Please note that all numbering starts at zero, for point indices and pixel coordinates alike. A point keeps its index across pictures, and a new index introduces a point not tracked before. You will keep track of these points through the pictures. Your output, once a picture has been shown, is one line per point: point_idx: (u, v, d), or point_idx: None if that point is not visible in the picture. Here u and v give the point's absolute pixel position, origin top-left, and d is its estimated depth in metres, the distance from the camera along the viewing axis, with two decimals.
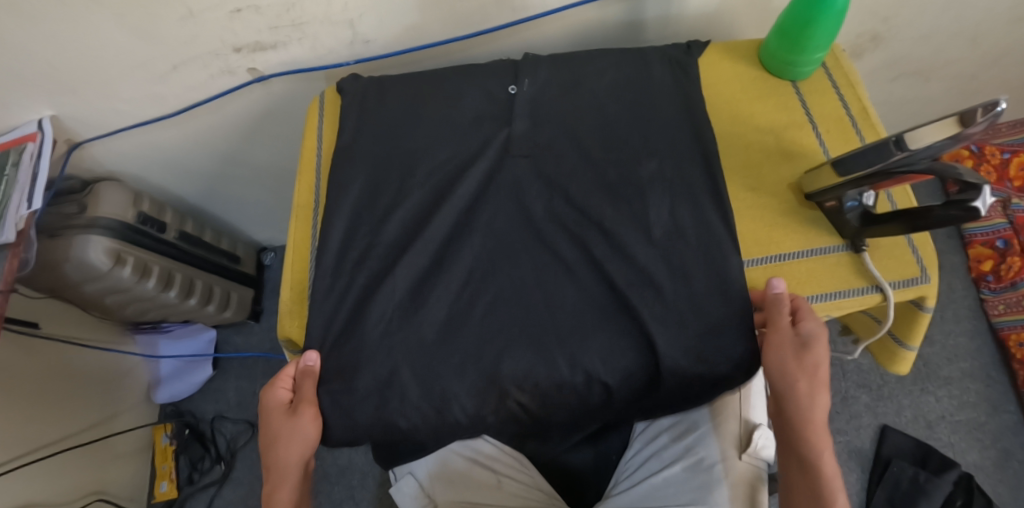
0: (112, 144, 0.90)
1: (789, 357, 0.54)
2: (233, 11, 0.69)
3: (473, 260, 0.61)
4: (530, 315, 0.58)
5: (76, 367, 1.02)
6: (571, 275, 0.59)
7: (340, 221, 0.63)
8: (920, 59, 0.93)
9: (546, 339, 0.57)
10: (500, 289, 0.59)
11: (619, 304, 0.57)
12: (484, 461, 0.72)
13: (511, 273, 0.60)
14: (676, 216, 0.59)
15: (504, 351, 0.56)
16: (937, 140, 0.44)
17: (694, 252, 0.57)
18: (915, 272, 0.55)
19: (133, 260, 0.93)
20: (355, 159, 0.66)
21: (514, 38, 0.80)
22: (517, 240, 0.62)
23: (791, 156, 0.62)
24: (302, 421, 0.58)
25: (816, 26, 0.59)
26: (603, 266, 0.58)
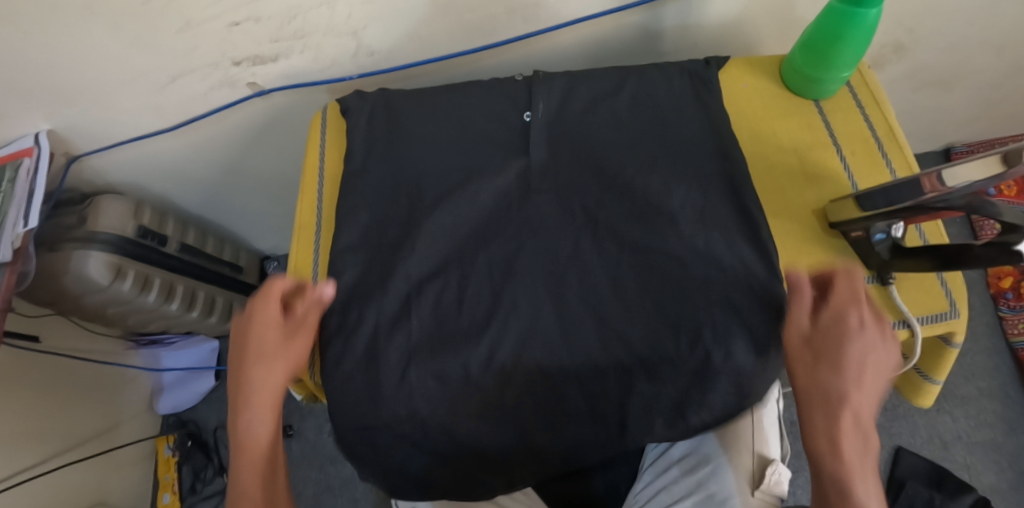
0: (111, 156, 0.88)
1: (811, 328, 0.51)
2: (231, 24, 0.67)
3: (500, 296, 0.59)
4: (560, 357, 0.56)
5: (78, 380, 1.01)
6: (607, 313, 0.57)
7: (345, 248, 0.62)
8: (942, 70, 0.91)
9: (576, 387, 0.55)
10: (528, 329, 0.57)
11: (654, 344, 0.55)
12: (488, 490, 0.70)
13: (537, 309, 0.58)
14: (710, 247, 0.57)
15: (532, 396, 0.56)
16: (978, 180, 0.42)
17: (729, 289, 0.55)
18: (944, 306, 0.53)
19: (133, 273, 0.91)
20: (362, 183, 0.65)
21: (524, 50, 0.77)
22: (547, 273, 0.60)
23: (815, 178, 0.60)
24: (297, 344, 0.56)
25: (842, 42, 0.56)
26: (614, 319, 0.56)
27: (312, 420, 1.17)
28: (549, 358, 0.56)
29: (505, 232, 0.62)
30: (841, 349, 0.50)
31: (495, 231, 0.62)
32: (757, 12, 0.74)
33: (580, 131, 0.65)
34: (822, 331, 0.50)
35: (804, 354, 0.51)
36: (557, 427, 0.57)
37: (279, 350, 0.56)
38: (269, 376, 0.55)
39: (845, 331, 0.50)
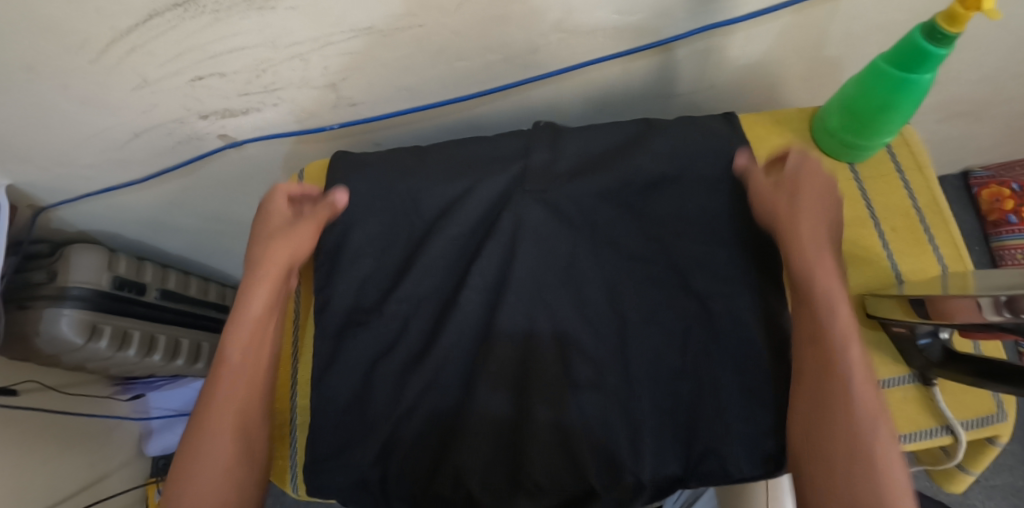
0: (80, 207, 0.81)
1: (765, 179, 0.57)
2: (193, 79, 0.60)
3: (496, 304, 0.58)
4: (553, 362, 0.56)
5: (64, 431, 0.96)
6: (596, 317, 0.57)
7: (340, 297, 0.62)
8: (972, 102, 0.84)
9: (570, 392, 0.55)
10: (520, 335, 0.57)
11: (653, 354, 0.55)
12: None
13: (535, 315, 0.57)
14: (713, 274, 0.57)
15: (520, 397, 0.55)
16: None
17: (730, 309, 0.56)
18: (990, 408, 0.49)
19: (110, 329, 0.85)
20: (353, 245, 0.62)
21: (523, 96, 0.70)
22: (538, 277, 0.58)
23: (853, 260, 0.54)
24: (299, 232, 0.59)
25: (889, 110, 0.50)
26: (612, 364, 0.56)
27: None
28: (551, 393, 0.55)
29: (511, 303, 0.57)
30: (809, 172, 0.54)
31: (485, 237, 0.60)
32: (776, 54, 0.67)
33: (592, 176, 0.60)
34: (800, 212, 0.53)
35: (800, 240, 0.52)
36: (549, 401, 0.54)
37: (292, 241, 0.59)
38: (273, 268, 0.58)
39: (808, 168, 0.55)
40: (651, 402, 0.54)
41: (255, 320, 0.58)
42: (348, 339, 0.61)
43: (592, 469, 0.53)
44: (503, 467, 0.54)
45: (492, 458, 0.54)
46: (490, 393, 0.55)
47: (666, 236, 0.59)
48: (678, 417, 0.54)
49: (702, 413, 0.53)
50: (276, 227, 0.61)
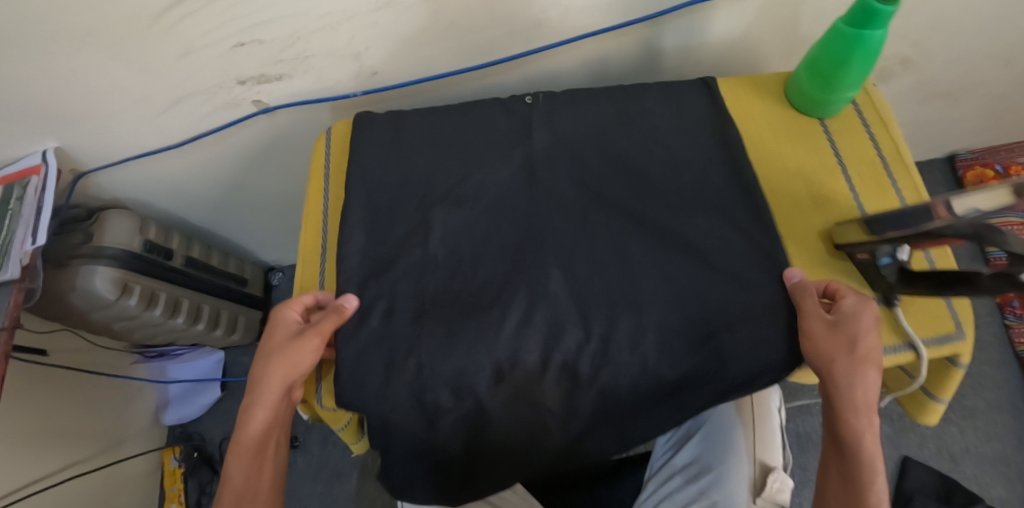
0: (118, 173, 0.88)
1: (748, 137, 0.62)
2: (235, 45, 0.67)
3: (504, 254, 0.59)
4: (565, 312, 0.55)
5: (85, 393, 1.01)
6: (604, 268, 0.57)
7: (353, 249, 0.60)
8: (949, 83, 0.89)
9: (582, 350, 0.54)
10: (529, 284, 0.57)
11: (660, 300, 0.55)
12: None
13: (541, 268, 0.57)
14: (712, 218, 0.58)
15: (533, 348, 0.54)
16: (986, 209, 0.41)
17: (726, 249, 0.56)
18: (949, 328, 0.53)
19: (139, 288, 0.91)
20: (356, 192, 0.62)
21: (526, 68, 0.76)
22: (545, 229, 0.59)
23: (822, 203, 0.58)
24: (300, 348, 0.54)
25: (848, 66, 0.55)
26: (631, 277, 0.56)
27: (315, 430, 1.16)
28: (566, 306, 0.56)
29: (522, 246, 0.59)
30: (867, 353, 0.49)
31: (484, 185, 0.62)
32: (760, 28, 0.73)
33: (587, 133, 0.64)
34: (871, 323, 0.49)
35: (837, 347, 0.49)
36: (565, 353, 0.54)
37: (290, 355, 0.54)
38: (274, 391, 0.54)
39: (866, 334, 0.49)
40: (657, 344, 0.54)
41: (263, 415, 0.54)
42: (360, 289, 0.58)
43: (591, 394, 0.55)
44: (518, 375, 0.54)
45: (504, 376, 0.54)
46: (504, 340, 0.55)
47: (668, 172, 0.61)
48: (687, 350, 0.54)
49: (700, 349, 0.53)
50: (280, 338, 0.56)
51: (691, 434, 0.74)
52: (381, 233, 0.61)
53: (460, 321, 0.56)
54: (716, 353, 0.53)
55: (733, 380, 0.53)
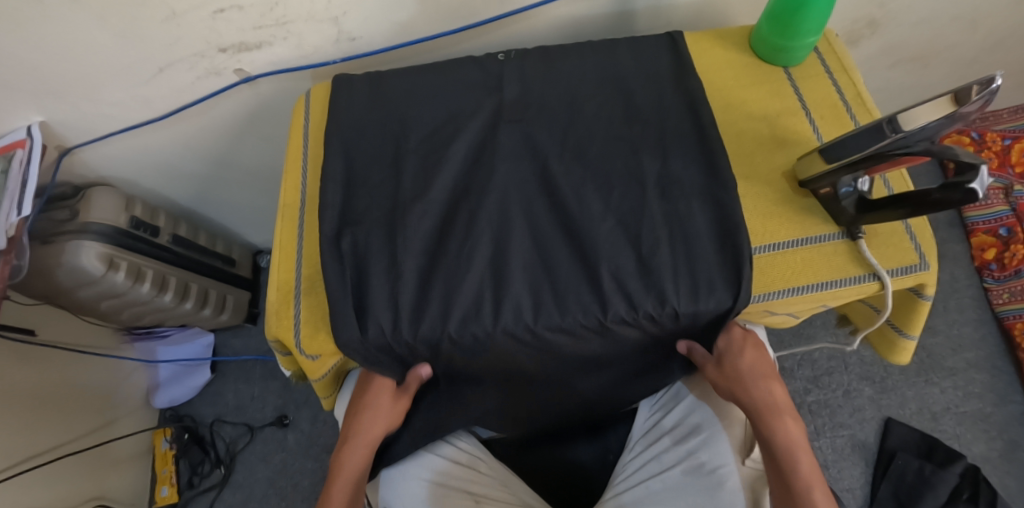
0: (103, 148, 0.89)
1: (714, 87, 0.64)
2: (215, 11, 0.68)
3: (474, 201, 0.60)
4: (529, 259, 0.57)
5: (74, 374, 1.01)
6: (568, 216, 0.58)
7: (332, 196, 0.61)
8: (917, 46, 0.91)
9: (547, 291, 0.55)
10: (494, 230, 0.58)
11: (618, 240, 0.57)
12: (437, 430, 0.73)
13: (505, 217, 0.59)
14: (671, 163, 0.59)
15: (497, 295, 0.55)
16: (930, 120, 0.43)
17: (682, 192, 0.58)
18: (913, 259, 0.54)
19: (126, 263, 0.92)
20: (337, 145, 0.64)
21: (502, 32, 0.78)
22: (514, 179, 0.61)
23: (784, 143, 0.60)
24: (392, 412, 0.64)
25: (806, 9, 0.57)
26: (596, 218, 0.57)
27: (308, 409, 1.17)
28: (531, 247, 0.57)
29: (480, 193, 0.60)
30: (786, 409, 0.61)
31: (457, 134, 0.64)
32: None
33: (558, 85, 0.65)
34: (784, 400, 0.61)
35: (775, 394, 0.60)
36: (534, 297, 0.55)
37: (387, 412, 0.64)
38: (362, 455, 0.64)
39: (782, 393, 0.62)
40: (616, 282, 0.55)
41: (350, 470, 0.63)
42: (338, 237, 0.59)
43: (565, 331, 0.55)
44: (485, 311, 0.55)
45: (468, 314, 0.55)
46: (471, 283, 0.56)
47: (636, 121, 0.62)
48: (647, 284, 0.55)
49: (657, 284, 0.54)
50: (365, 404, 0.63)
51: (680, 395, 0.71)
52: (357, 186, 0.62)
53: (433, 267, 0.57)
54: (671, 285, 0.54)
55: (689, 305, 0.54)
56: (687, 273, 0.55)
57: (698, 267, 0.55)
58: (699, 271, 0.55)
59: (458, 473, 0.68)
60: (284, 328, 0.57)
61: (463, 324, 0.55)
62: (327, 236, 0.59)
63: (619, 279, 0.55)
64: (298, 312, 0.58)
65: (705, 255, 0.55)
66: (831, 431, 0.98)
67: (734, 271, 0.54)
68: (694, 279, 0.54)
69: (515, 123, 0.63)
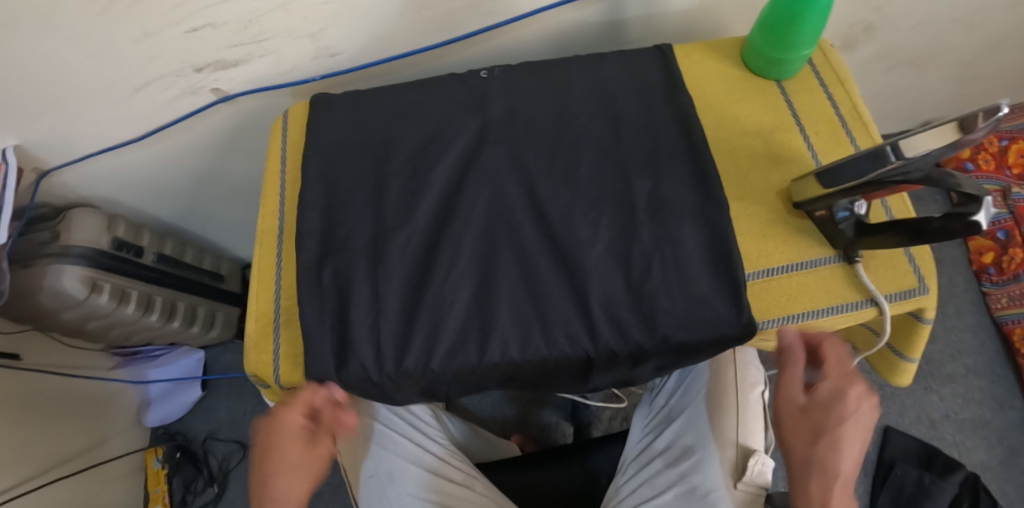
0: (82, 169, 0.86)
1: (706, 101, 0.62)
2: (189, 30, 0.66)
3: (457, 225, 0.58)
4: (515, 286, 0.55)
5: (64, 396, 1.00)
6: (556, 241, 0.57)
7: (311, 224, 0.59)
8: (913, 49, 0.89)
9: (535, 322, 0.54)
10: (479, 257, 0.57)
11: (608, 266, 0.55)
12: (433, 449, 0.67)
13: (490, 244, 0.57)
14: (662, 184, 0.58)
15: (483, 327, 0.54)
16: (933, 149, 0.41)
17: (673, 214, 0.56)
18: (912, 282, 0.53)
19: (109, 285, 0.90)
20: (317, 169, 0.62)
21: (487, 45, 0.75)
22: (501, 202, 0.59)
23: (779, 160, 0.59)
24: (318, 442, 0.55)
25: (800, 20, 0.55)
26: (584, 245, 0.56)
27: None
28: (517, 276, 0.55)
29: (465, 218, 0.58)
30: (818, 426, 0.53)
31: (442, 155, 0.62)
32: None
33: (543, 101, 0.63)
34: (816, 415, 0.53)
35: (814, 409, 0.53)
36: (521, 328, 0.54)
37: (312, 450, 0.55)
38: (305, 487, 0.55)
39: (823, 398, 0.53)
40: (606, 311, 0.53)
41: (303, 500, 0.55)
42: (319, 265, 0.57)
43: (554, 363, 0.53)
44: (470, 345, 0.53)
45: (453, 349, 0.53)
46: (457, 314, 0.54)
47: (624, 140, 0.60)
48: (637, 314, 0.53)
49: (649, 314, 0.53)
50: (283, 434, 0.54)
51: (674, 416, 0.70)
52: (339, 210, 0.60)
53: (417, 297, 0.55)
54: (663, 314, 0.52)
55: (685, 334, 0.52)
56: (679, 302, 0.53)
57: (690, 294, 0.53)
58: (691, 299, 0.53)
59: (462, 495, 0.62)
60: (264, 363, 0.56)
61: (450, 358, 0.53)
62: (306, 262, 0.58)
63: (608, 307, 0.53)
64: (278, 346, 0.56)
65: (698, 281, 0.53)
66: None
67: (730, 299, 0.52)
68: (687, 307, 0.53)
69: (500, 144, 0.61)
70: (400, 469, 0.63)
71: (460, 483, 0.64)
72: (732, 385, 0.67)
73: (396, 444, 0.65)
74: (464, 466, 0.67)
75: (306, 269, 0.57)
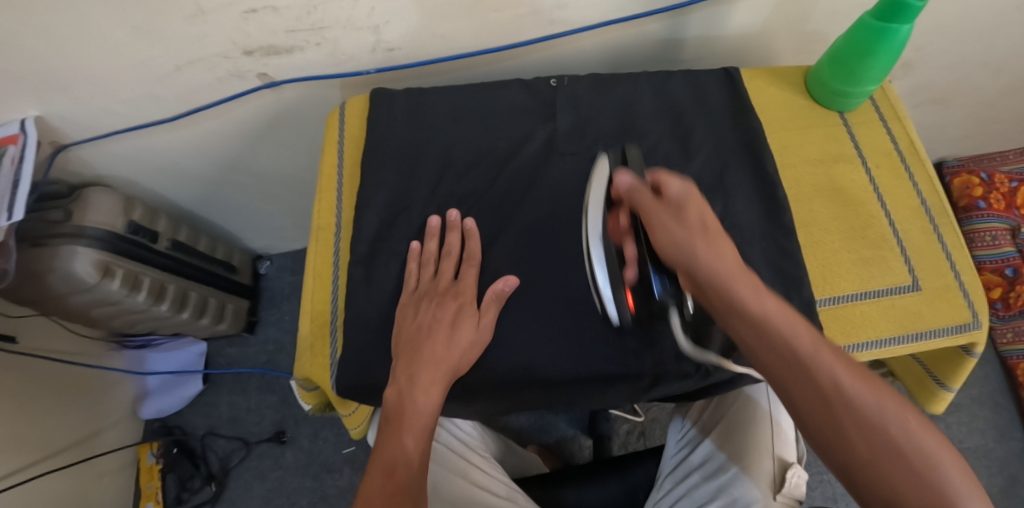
0: (104, 146, 0.82)
1: (773, 129, 0.63)
2: (246, 11, 0.62)
3: (526, 235, 0.55)
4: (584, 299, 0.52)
5: (59, 382, 0.94)
6: None
7: (368, 223, 0.56)
8: (944, 88, 0.92)
9: (598, 340, 0.51)
10: (551, 267, 0.53)
11: None
12: (477, 464, 0.67)
13: (570, 252, 0.54)
14: (731, 209, 0.57)
15: (553, 341, 0.51)
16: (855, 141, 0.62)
17: (744, 239, 0.56)
18: (966, 317, 0.54)
19: (122, 271, 0.86)
20: (376, 165, 0.58)
21: (547, 52, 0.73)
22: (573, 211, 0.56)
23: (843, 193, 0.60)
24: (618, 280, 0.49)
25: (873, 58, 0.56)
26: None
27: (306, 426, 1.12)
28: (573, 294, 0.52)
29: (528, 227, 0.55)
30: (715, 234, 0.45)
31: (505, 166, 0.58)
32: (782, 24, 0.72)
33: (613, 112, 0.62)
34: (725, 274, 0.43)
35: (694, 234, 0.45)
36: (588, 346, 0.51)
37: (455, 318, 0.50)
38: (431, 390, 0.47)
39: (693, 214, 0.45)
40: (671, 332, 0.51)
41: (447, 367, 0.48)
42: (378, 267, 0.54)
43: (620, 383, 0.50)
44: (536, 359, 0.50)
45: (509, 372, 0.50)
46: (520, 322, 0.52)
47: (696, 159, 0.60)
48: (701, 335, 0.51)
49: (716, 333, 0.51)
50: (400, 308, 0.51)
51: (708, 429, 0.69)
52: (396, 214, 0.56)
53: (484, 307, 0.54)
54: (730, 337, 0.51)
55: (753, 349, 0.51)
56: None
57: None
58: None
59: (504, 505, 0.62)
60: (316, 367, 0.53)
61: (516, 376, 0.50)
62: (359, 258, 0.54)
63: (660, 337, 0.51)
64: (334, 351, 0.52)
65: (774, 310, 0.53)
66: None
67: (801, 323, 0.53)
68: None
69: (572, 156, 0.59)
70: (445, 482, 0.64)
71: (502, 496, 0.63)
72: (763, 399, 0.68)
73: (442, 457, 0.66)
74: (507, 483, 0.66)
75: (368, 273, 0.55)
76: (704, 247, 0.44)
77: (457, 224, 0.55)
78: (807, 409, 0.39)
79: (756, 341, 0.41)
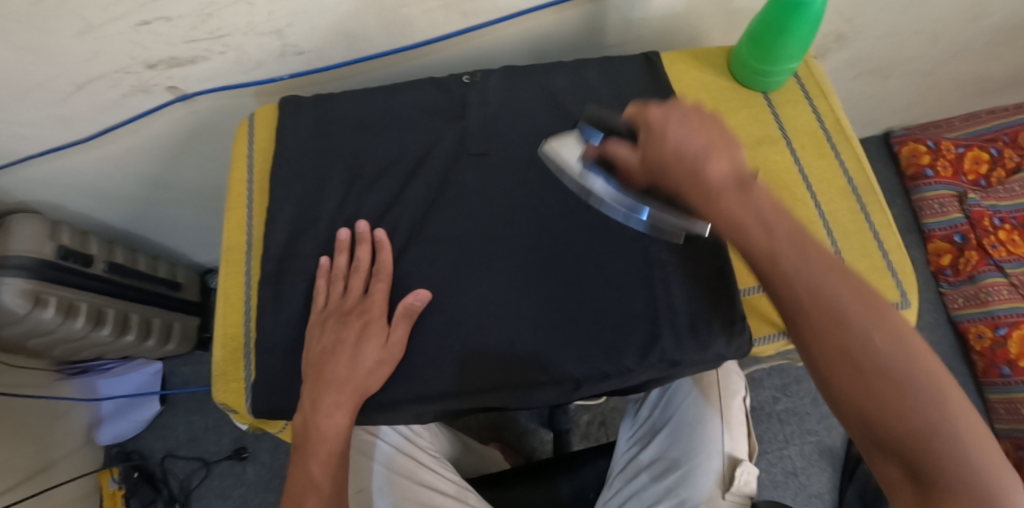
0: (20, 172, 0.78)
1: None
2: (139, 23, 0.58)
3: (436, 241, 0.54)
4: (500, 306, 0.51)
5: (9, 417, 0.88)
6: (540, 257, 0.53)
7: (276, 242, 0.55)
8: (882, 59, 0.91)
9: (518, 351, 0.50)
10: (467, 273, 0.53)
11: (605, 284, 0.52)
12: (425, 462, 0.65)
13: (483, 261, 0.53)
14: None
15: (470, 354, 0.50)
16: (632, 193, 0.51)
17: None
18: (895, 296, 0.54)
19: (55, 299, 0.83)
20: (281, 181, 0.57)
21: (465, 46, 0.71)
22: (486, 215, 0.55)
23: (768, 176, 0.59)
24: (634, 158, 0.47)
25: (788, 35, 0.54)
26: (570, 256, 0.53)
27: (268, 441, 1.11)
28: (495, 298, 0.52)
29: (438, 239, 0.54)
30: (690, 127, 0.43)
31: (419, 166, 0.57)
32: (704, 5, 0.71)
33: (529, 107, 0.60)
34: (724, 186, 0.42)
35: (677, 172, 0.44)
36: (507, 362, 0.50)
37: (360, 336, 0.50)
38: (337, 414, 0.49)
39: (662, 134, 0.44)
40: (592, 332, 0.50)
41: (354, 395, 0.49)
42: (286, 288, 0.54)
43: (544, 388, 0.49)
44: (450, 372, 0.50)
45: (424, 385, 0.50)
46: (439, 336, 0.51)
47: None
48: (614, 332, 0.50)
49: (640, 331, 0.50)
50: (308, 327, 0.52)
51: (657, 428, 0.68)
52: (304, 229, 0.56)
53: None
54: (649, 338, 0.50)
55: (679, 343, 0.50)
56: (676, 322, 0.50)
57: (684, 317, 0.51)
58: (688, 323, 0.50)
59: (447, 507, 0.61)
60: (231, 392, 0.53)
61: (434, 393, 0.49)
62: (266, 278, 0.54)
63: (600, 331, 0.50)
64: (246, 375, 0.53)
65: (694, 297, 0.51)
66: (799, 438, 1.03)
67: (727, 312, 0.51)
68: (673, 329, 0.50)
69: (483, 157, 0.57)
70: (393, 485, 0.63)
71: (451, 497, 0.62)
72: (714, 394, 0.66)
73: (383, 457, 0.64)
74: (458, 482, 0.65)
75: (274, 295, 0.54)
76: (703, 153, 0.42)
77: (367, 235, 0.54)
78: (814, 303, 0.40)
79: (770, 248, 0.42)
